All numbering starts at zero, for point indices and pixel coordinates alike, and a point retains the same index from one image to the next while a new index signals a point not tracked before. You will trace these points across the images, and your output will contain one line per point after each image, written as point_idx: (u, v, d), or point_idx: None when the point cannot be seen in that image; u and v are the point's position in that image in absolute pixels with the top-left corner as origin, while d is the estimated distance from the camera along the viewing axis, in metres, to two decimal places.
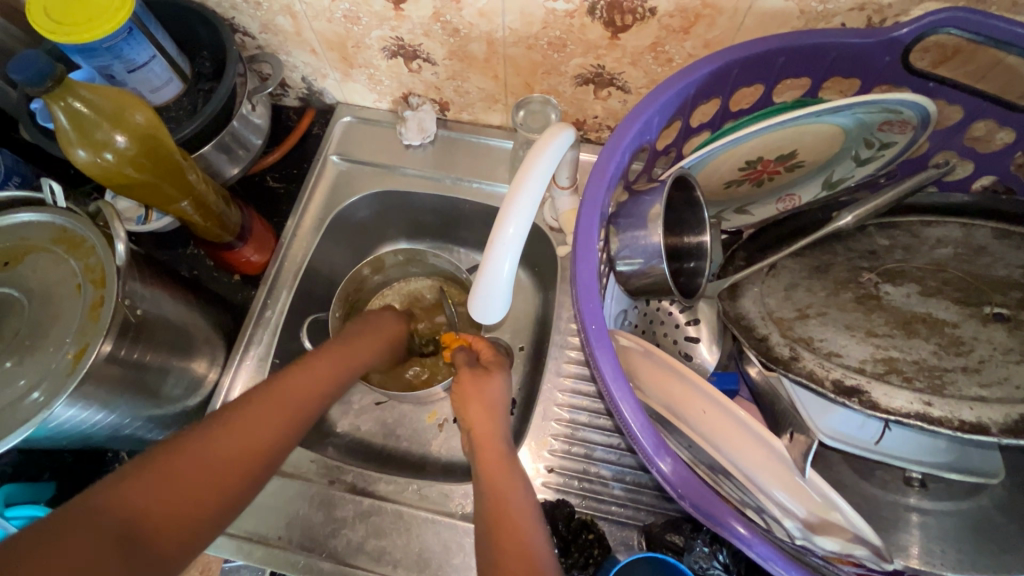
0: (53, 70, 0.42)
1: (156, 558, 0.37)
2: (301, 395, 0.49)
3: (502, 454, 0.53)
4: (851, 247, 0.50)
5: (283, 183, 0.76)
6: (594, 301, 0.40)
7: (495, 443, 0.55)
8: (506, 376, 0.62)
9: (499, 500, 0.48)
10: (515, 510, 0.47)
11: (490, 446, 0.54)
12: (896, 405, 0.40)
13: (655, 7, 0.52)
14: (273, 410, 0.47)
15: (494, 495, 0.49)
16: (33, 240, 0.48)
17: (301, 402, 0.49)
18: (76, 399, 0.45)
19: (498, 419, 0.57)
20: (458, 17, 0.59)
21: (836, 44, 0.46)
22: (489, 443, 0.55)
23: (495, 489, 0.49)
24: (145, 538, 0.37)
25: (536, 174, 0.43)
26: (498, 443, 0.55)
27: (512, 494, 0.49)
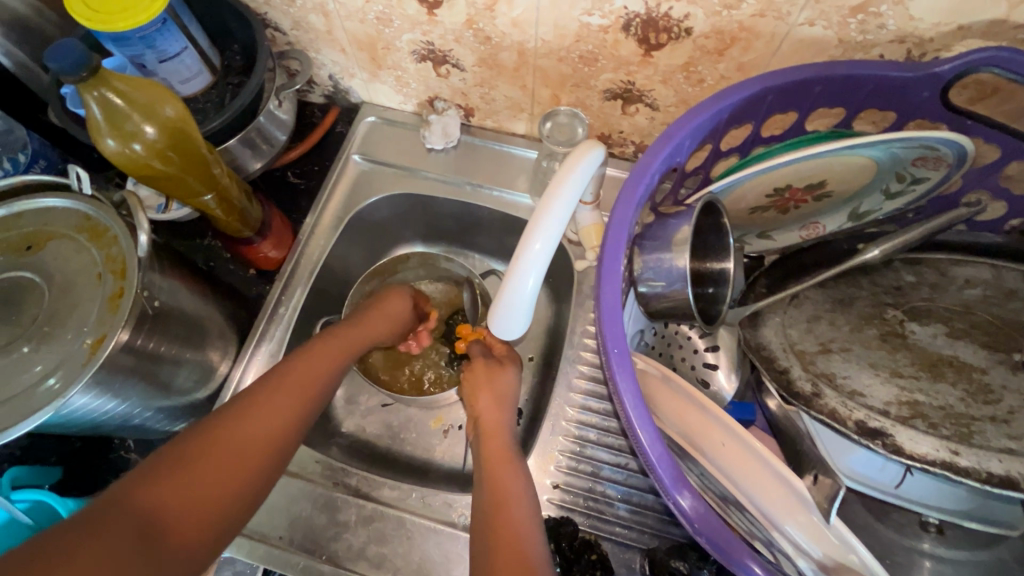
0: (89, 60, 0.41)
1: (182, 546, 0.38)
2: (308, 384, 0.51)
3: (510, 457, 0.53)
4: (876, 281, 0.50)
5: (304, 179, 0.75)
6: (619, 324, 0.38)
7: (500, 441, 0.55)
8: (517, 372, 0.64)
9: (501, 499, 0.48)
10: (514, 515, 0.46)
11: (497, 445, 0.55)
12: (921, 451, 0.39)
13: (691, 28, 0.52)
14: (292, 399, 0.49)
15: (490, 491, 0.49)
16: (54, 226, 0.48)
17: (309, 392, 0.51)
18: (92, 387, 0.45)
19: (507, 421, 0.58)
20: (491, 25, 0.59)
21: (875, 77, 0.45)
22: (495, 445, 0.55)
23: (496, 487, 0.49)
24: (167, 532, 0.38)
25: (567, 190, 0.42)
26: (503, 437, 0.56)
27: (515, 501, 0.48)
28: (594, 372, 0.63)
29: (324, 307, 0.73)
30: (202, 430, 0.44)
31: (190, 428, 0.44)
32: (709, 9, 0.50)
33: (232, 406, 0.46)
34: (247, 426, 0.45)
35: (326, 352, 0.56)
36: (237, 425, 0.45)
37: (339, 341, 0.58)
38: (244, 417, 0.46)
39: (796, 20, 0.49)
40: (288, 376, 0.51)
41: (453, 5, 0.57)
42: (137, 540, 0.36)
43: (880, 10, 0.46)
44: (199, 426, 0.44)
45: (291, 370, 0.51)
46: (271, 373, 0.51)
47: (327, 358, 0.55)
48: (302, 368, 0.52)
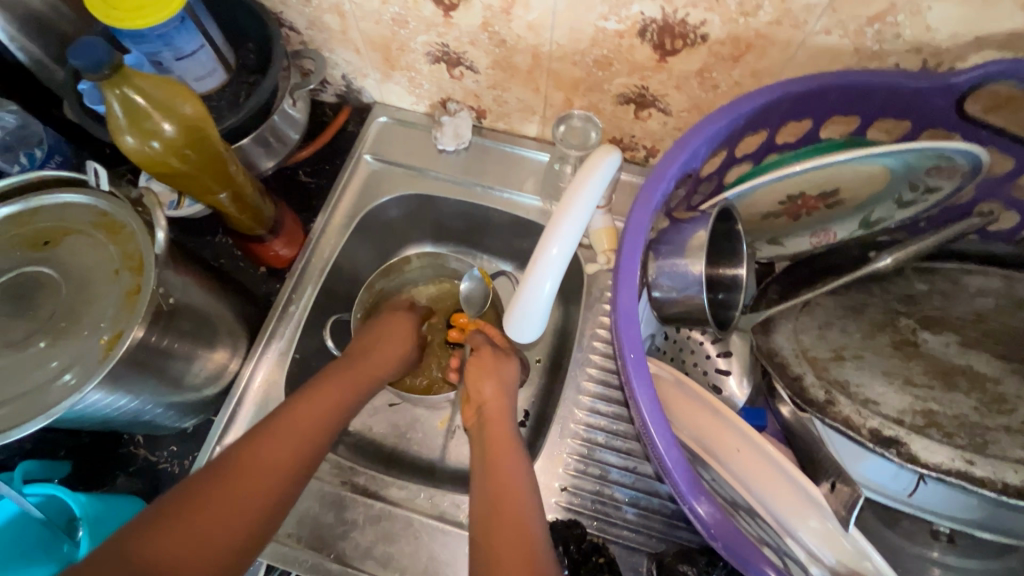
0: (112, 58, 0.42)
1: None
2: (312, 423, 0.52)
3: (514, 453, 0.54)
4: (888, 289, 0.50)
5: (315, 178, 0.76)
6: (635, 329, 0.39)
7: (502, 431, 0.57)
8: (517, 362, 0.66)
9: (502, 482, 0.50)
10: (515, 503, 0.48)
11: (499, 435, 0.56)
12: (936, 460, 0.40)
13: (707, 34, 0.52)
14: (297, 442, 0.50)
15: (492, 492, 0.50)
16: (71, 222, 0.49)
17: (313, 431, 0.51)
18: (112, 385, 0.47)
19: (508, 411, 0.60)
20: (507, 28, 0.59)
21: (892, 86, 0.46)
22: (499, 437, 0.56)
23: (497, 471, 0.51)
24: None
25: (582, 203, 0.43)
26: (505, 426, 0.58)
27: (516, 490, 0.49)
28: (602, 375, 0.63)
29: (333, 306, 0.73)
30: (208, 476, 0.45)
31: (197, 473, 0.46)
32: (725, 15, 0.50)
33: (237, 450, 0.48)
34: (248, 476, 0.46)
35: (330, 391, 0.56)
36: (237, 473, 0.46)
37: (331, 390, 0.56)
38: (246, 465, 0.46)
39: (812, 28, 0.49)
40: (294, 415, 0.51)
41: (469, 7, 0.58)
42: None
43: (897, 19, 0.46)
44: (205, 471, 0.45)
45: (275, 428, 0.50)
46: (278, 412, 0.52)
47: (317, 412, 0.53)
48: (305, 407, 0.53)
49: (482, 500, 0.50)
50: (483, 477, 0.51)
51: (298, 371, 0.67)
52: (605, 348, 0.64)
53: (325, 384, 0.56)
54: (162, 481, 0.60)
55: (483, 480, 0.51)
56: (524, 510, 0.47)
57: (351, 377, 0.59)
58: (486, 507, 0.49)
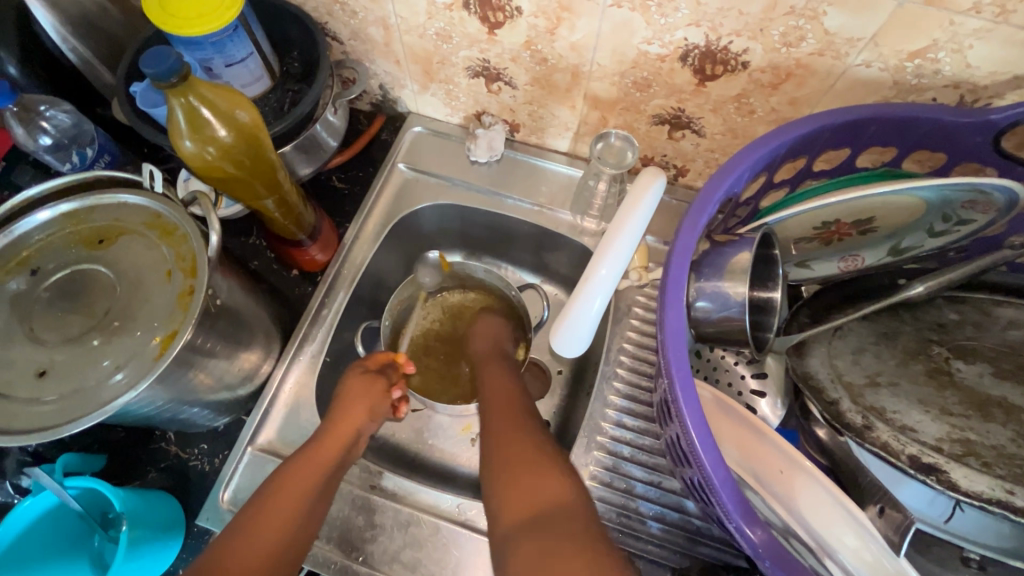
0: (181, 67, 0.43)
1: None
2: (319, 463, 0.53)
3: (509, 385, 0.63)
4: (920, 317, 0.51)
5: (348, 184, 0.77)
6: (682, 349, 0.39)
7: (507, 386, 0.63)
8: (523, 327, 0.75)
9: (500, 398, 0.61)
10: (514, 413, 0.59)
11: (504, 391, 0.62)
12: (976, 489, 0.40)
13: (748, 62, 0.54)
14: (311, 487, 0.52)
15: (504, 438, 0.55)
16: (126, 222, 0.50)
17: (324, 472, 0.53)
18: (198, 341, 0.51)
19: (507, 372, 0.66)
20: (549, 48, 0.60)
21: (931, 120, 0.47)
22: (504, 399, 0.61)
23: (494, 391, 0.63)
24: None
25: (628, 232, 0.46)
26: (509, 384, 0.64)
27: (512, 403, 0.60)
28: (629, 391, 0.64)
29: (363, 311, 0.74)
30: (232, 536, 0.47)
31: (220, 537, 0.48)
32: (768, 45, 0.51)
33: (253, 507, 0.49)
34: (268, 534, 0.48)
35: (339, 432, 0.57)
36: (253, 530, 0.48)
37: (297, 481, 0.51)
38: (263, 522, 0.48)
39: (853, 60, 0.50)
40: (303, 465, 0.53)
41: (514, 26, 0.59)
42: None
43: (937, 56, 0.47)
44: (230, 532, 0.48)
45: (272, 503, 0.49)
46: (289, 462, 0.53)
47: (284, 514, 0.49)
48: (313, 454, 0.54)
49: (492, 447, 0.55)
50: (490, 434, 0.57)
51: (328, 374, 0.68)
52: (632, 363, 0.65)
53: (292, 471, 0.52)
54: (193, 479, 0.61)
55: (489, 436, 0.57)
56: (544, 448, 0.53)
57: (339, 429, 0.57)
58: (496, 472, 0.53)
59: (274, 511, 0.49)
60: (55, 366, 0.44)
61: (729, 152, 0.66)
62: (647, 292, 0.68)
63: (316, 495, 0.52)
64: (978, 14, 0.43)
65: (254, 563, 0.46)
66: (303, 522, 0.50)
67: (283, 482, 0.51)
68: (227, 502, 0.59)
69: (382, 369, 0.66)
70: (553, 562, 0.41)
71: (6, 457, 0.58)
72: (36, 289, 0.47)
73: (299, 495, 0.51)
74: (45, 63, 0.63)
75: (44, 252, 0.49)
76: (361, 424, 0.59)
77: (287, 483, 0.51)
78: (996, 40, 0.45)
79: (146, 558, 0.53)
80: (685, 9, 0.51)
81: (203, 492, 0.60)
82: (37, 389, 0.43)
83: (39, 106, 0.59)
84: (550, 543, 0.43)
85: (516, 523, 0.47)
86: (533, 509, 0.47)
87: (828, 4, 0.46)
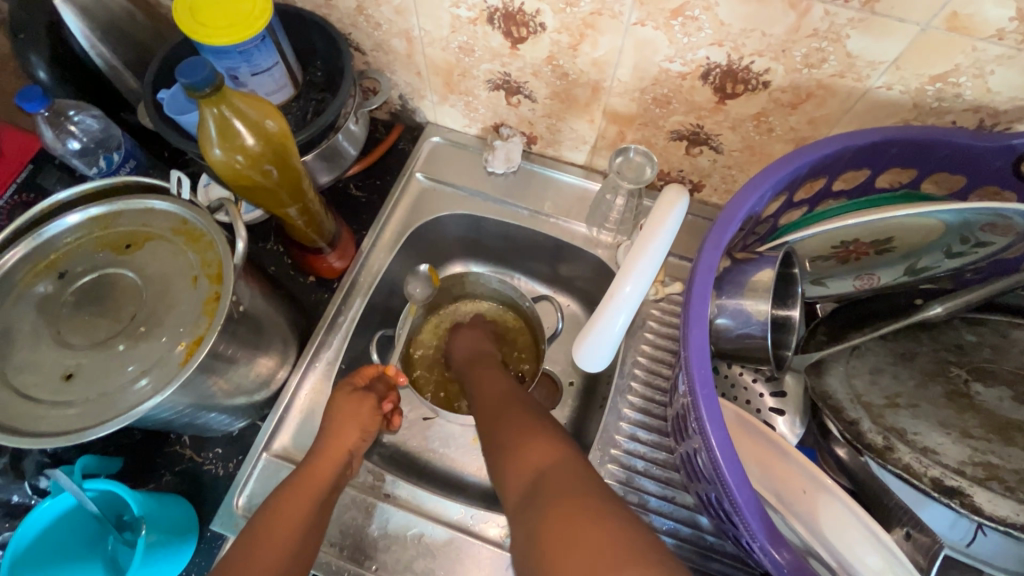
0: (216, 78, 0.44)
1: None
2: (321, 475, 0.54)
3: (497, 376, 0.66)
4: (938, 338, 0.51)
5: (366, 192, 0.77)
6: (707, 368, 0.39)
7: (504, 378, 0.65)
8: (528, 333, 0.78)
9: (490, 389, 0.63)
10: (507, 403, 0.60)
11: (498, 382, 0.64)
12: (1001, 514, 0.41)
13: (769, 81, 0.54)
14: (313, 501, 0.52)
15: (504, 416, 0.57)
16: (153, 228, 0.50)
17: (325, 482, 0.54)
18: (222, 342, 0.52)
19: (496, 368, 0.68)
20: (571, 63, 0.61)
21: (952, 144, 0.47)
22: (495, 391, 0.63)
23: (485, 384, 0.65)
24: None
25: (654, 250, 0.47)
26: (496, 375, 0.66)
27: (505, 393, 0.62)
28: (643, 405, 0.64)
29: (378, 318, 0.75)
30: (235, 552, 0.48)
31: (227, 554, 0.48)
32: (790, 66, 0.52)
33: (255, 526, 0.50)
34: (269, 549, 0.48)
35: (341, 443, 0.58)
36: (254, 546, 0.48)
37: (292, 508, 0.51)
38: (266, 537, 0.49)
39: (874, 82, 0.51)
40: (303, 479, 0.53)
41: (537, 41, 0.60)
42: None
43: (958, 80, 0.48)
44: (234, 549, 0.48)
45: (275, 518, 0.50)
46: (290, 478, 0.54)
47: (281, 544, 0.49)
48: (314, 467, 0.55)
49: (492, 439, 0.57)
50: (486, 420, 0.59)
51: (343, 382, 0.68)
52: (646, 376, 0.66)
53: (285, 499, 0.52)
54: (207, 483, 0.61)
55: (486, 421, 0.59)
56: (547, 425, 0.55)
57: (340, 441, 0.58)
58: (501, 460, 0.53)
59: (271, 543, 0.48)
60: (82, 368, 0.45)
61: (746, 169, 0.66)
62: (662, 307, 0.69)
63: (319, 506, 0.52)
64: (1001, 41, 0.44)
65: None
66: (299, 552, 0.49)
67: (274, 513, 0.50)
68: (242, 508, 0.59)
69: (370, 385, 0.64)
70: (562, 525, 0.41)
71: (25, 457, 0.59)
72: (64, 291, 0.48)
73: (301, 510, 0.51)
74: (74, 69, 0.64)
75: (73, 255, 0.50)
76: (353, 445, 0.58)
77: (281, 513, 0.50)
78: (1018, 66, 0.45)
79: (161, 561, 0.53)
80: (709, 29, 0.51)
81: (217, 497, 0.61)
82: (64, 392, 0.44)
83: (68, 111, 0.61)
84: (561, 494, 0.44)
85: (528, 483, 0.48)
86: (541, 468, 0.48)
87: (852, 27, 0.47)
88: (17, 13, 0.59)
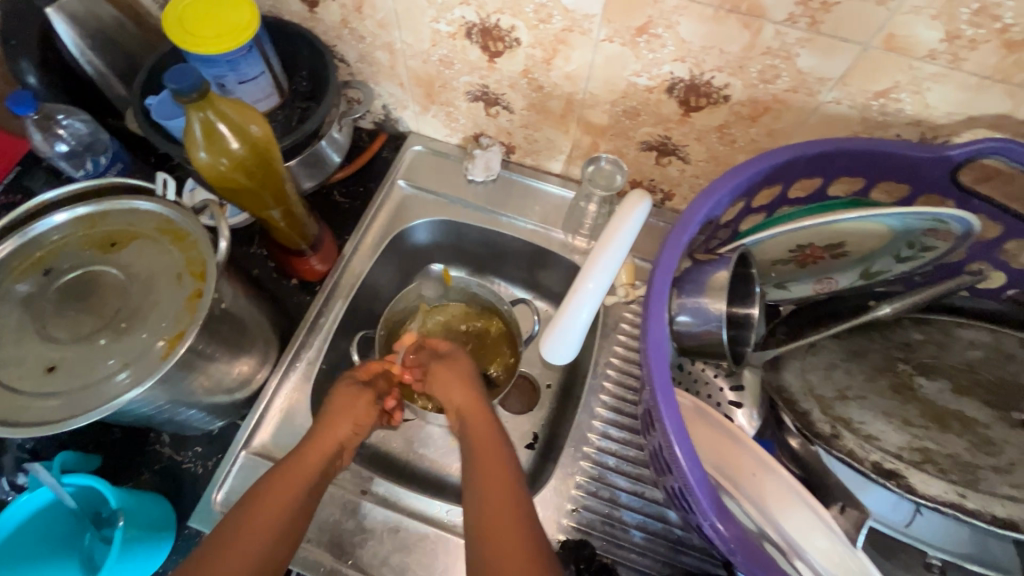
0: (201, 83, 0.46)
1: None
2: (317, 453, 0.56)
3: (477, 388, 0.64)
4: (888, 336, 0.55)
5: (349, 199, 0.79)
6: (664, 357, 0.43)
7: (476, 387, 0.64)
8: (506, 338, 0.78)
9: (471, 408, 0.62)
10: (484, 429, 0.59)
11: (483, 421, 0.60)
12: (932, 492, 0.43)
13: (729, 95, 0.58)
14: (309, 474, 0.54)
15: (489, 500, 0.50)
16: (138, 227, 0.52)
17: (318, 461, 0.55)
18: (207, 340, 0.53)
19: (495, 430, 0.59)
20: (545, 76, 0.64)
21: (894, 154, 0.51)
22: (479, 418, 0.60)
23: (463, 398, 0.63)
24: None
25: (615, 247, 0.49)
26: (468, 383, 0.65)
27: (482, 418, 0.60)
28: (615, 403, 0.67)
29: (359, 320, 0.76)
30: (230, 520, 0.49)
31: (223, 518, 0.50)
32: (747, 81, 0.56)
33: (252, 493, 0.51)
34: (263, 514, 0.49)
35: (333, 431, 0.58)
36: (255, 510, 0.49)
37: (289, 478, 0.52)
38: (263, 504, 0.50)
39: (824, 97, 0.54)
40: (304, 456, 0.55)
41: (513, 55, 0.63)
42: None
43: (899, 96, 0.52)
44: (229, 516, 0.50)
45: (274, 486, 0.52)
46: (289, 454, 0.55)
47: (263, 533, 0.48)
48: (313, 447, 0.56)
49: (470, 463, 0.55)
50: (480, 509, 0.50)
51: (322, 382, 0.69)
52: (618, 376, 0.68)
53: (279, 475, 0.53)
54: (185, 481, 0.62)
55: (480, 516, 0.49)
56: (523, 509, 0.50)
57: (330, 430, 0.58)
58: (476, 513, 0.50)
59: (256, 529, 0.48)
60: (64, 362, 0.46)
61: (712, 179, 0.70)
62: (633, 309, 0.71)
63: (317, 479, 0.54)
64: (934, 60, 0.48)
65: (255, 538, 0.48)
66: (296, 516, 0.51)
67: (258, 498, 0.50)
68: (220, 504, 0.60)
69: (372, 381, 0.66)
70: None
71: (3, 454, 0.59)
72: (48, 288, 0.49)
73: (299, 480, 0.53)
74: (64, 75, 0.66)
75: (58, 253, 0.51)
76: (345, 437, 0.59)
77: (264, 499, 0.50)
78: (952, 84, 0.49)
79: (136, 556, 0.53)
80: (672, 46, 0.55)
81: (194, 495, 0.61)
82: (46, 384, 0.45)
83: (57, 115, 0.62)
84: None
85: None
86: None
87: (801, 46, 0.50)
88: (9, 20, 0.61)
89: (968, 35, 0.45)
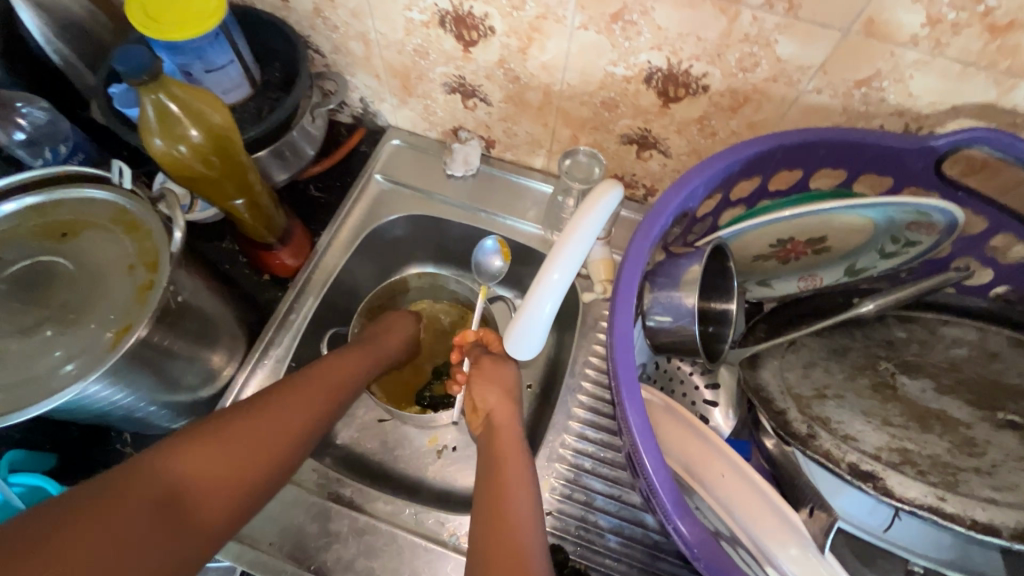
0: (152, 65, 0.45)
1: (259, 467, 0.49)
2: (364, 357, 0.64)
3: (511, 392, 0.64)
4: (871, 335, 0.53)
5: (325, 193, 0.78)
6: (629, 351, 0.42)
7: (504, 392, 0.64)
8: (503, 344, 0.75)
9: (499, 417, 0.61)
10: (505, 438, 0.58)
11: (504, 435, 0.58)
12: (910, 495, 0.42)
13: (708, 85, 0.56)
14: (359, 363, 0.63)
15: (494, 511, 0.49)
16: (93, 216, 0.50)
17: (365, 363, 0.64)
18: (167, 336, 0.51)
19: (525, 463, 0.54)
20: (521, 67, 0.63)
21: (877, 145, 0.49)
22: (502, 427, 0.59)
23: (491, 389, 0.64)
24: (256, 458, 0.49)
25: (580, 233, 0.47)
26: (504, 385, 0.64)
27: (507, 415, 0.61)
28: (593, 403, 0.64)
29: (333, 317, 0.74)
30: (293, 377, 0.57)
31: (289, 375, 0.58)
32: (726, 70, 0.54)
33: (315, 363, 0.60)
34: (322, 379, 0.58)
35: (382, 341, 0.68)
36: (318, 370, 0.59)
37: (345, 363, 0.62)
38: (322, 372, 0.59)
39: (805, 87, 0.53)
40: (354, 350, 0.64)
41: (487, 44, 0.61)
42: (181, 492, 0.43)
43: (881, 85, 0.50)
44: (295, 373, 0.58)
45: (332, 365, 0.60)
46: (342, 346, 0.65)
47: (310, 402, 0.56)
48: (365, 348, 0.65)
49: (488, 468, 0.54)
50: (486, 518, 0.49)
51: None
52: (596, 376, 0.66)
53: (339, 358, 0.62)
54: None
55: (483, 524, 0.48)
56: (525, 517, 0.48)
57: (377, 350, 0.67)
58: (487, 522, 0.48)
59: (242, 442, 0.49)
60: (4, 355, 0.44)
61: None
62: None
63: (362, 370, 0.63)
64: (916, 46, 0.46)
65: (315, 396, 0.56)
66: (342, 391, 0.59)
67: (253, 417, 0.51)
68: None
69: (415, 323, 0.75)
70: None
71: None
72: None
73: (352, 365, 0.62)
74: (28, 64, 0.64)
75: (6, 242, 0.49)
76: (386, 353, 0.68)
77: (209, 444, 0.47)
78: (934, 72, 0.47)
79: None
80: (648, 33, 0.53)
81: None
82: None
83: (16, 103, 0.61)
84: None
85: None
86: None
87: (779, 32, 0.49)
88: None
89: (951, 19, 0.43)
